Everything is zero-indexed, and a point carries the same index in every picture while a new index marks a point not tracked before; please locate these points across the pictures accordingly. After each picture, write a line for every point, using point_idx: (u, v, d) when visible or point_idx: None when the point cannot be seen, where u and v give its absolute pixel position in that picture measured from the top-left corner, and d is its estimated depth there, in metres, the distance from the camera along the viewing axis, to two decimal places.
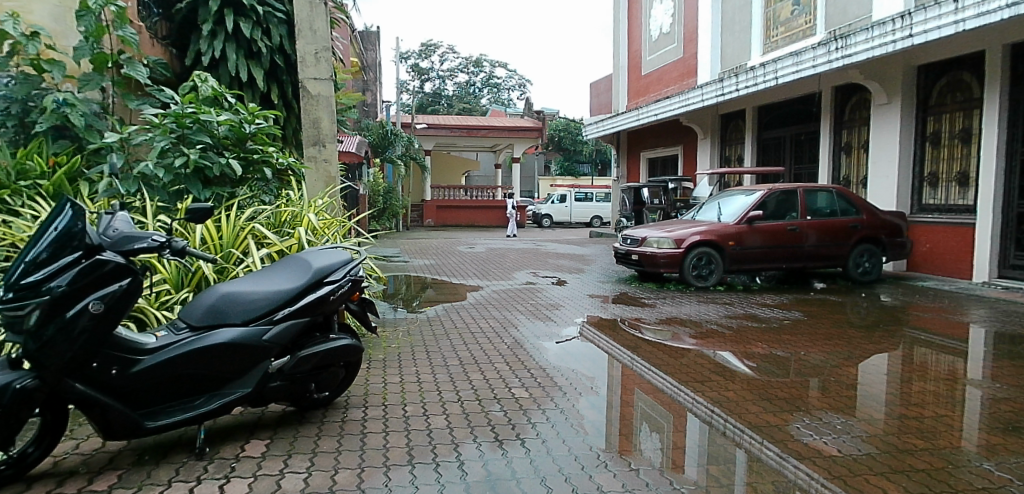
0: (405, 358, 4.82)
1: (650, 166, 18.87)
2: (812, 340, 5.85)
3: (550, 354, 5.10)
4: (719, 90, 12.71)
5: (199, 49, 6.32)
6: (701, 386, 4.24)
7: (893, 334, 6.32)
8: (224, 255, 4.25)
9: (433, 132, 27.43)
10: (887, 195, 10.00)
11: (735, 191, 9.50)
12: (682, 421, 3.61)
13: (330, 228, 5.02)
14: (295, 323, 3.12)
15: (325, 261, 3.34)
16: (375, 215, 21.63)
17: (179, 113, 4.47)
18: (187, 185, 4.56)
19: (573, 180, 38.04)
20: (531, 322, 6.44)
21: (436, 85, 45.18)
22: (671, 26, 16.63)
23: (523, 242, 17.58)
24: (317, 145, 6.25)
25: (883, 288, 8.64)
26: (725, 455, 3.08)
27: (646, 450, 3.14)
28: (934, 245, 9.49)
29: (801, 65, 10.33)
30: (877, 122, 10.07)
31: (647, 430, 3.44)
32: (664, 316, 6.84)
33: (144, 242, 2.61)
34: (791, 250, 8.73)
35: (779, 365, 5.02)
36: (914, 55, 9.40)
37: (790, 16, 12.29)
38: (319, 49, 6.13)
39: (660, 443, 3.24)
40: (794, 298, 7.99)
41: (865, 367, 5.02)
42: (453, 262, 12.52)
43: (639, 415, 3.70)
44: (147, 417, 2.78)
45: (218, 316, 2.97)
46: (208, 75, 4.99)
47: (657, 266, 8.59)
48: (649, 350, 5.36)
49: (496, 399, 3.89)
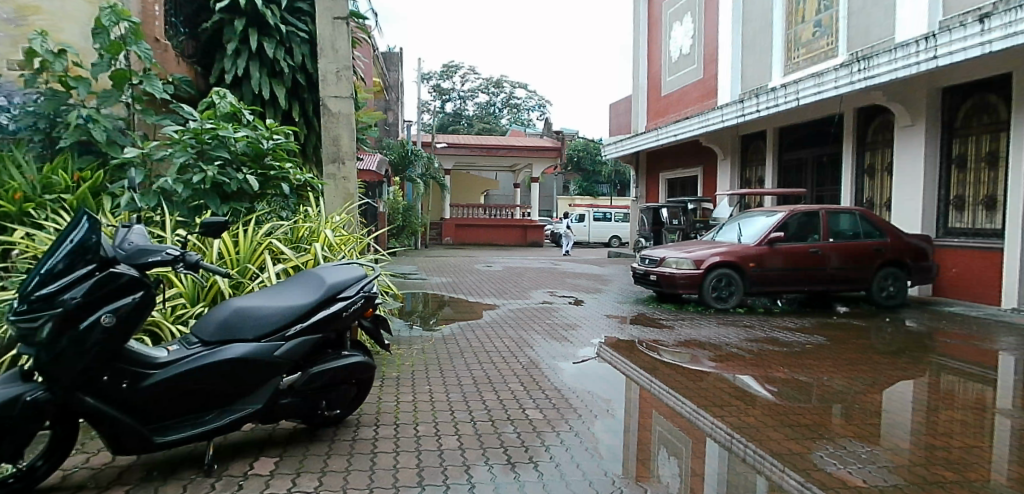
0: (419, 377, 4.78)
1: (670, 187, 18.77)
2: (835, 366, 5.68)
3: (566, 374, 5.02)
4: (740, 111, 12.64)
5: (222, 67, 6.46)
6: (720, 411, 4.12)
7: (920, 360, 6.11)
8: (240, 270, 4.27)
9: (452, 152, 27.67)
10: (912, 218, 9.78)
11: (756, 212, 9.36)
12: (700, 446, 3.50)
13: (347, 245, 5.04)
14: (307, 340, 3.10)
15: (339, 277, 3.33)
16: (394, 233, 21.75)
17: (198, 129, 4.53)
18: (206, 200, 4.61)
19: (592, 200, 38.02)
20: (546, 342, 6.36)
21: (457, 105, 45.70)
22: (691, 48, 16.64)
23: (541, 262, 17.53)
24: (337, 163, 6.32)
25: (909, 314, 8.40)
26: (744, 482, 2.97)
27: (664, 476, 3.05)
28: (962, 270, 9.22)
29: (823, 86, 10.23)
30: (902, 144, 9.89)
31: (665, 455, 3.35)
32: (682, 338, 6.70)
33: (157, 255, 2.63)
34: (814, 273, 8.55)
35: (800, 390, 4.87)
36: (939, 76, 9.24)
37: (811, 37, 12.22)
38: (340, 68, 6.22)
39: (678, 469, 3.15)
40: (816, 321, 7.80)
41: (893, 395, 4.83)
42: (470, 280, 12.50)
43: (655, 438, 3.61)
44: (156, 432, 2.78)
45: (230, 331, 2.97)
46: (226, 91, 5.08)
47: (675, 287, 8.47)
48: (667, 372, 5.24)
49: (509, 420, 3.82)
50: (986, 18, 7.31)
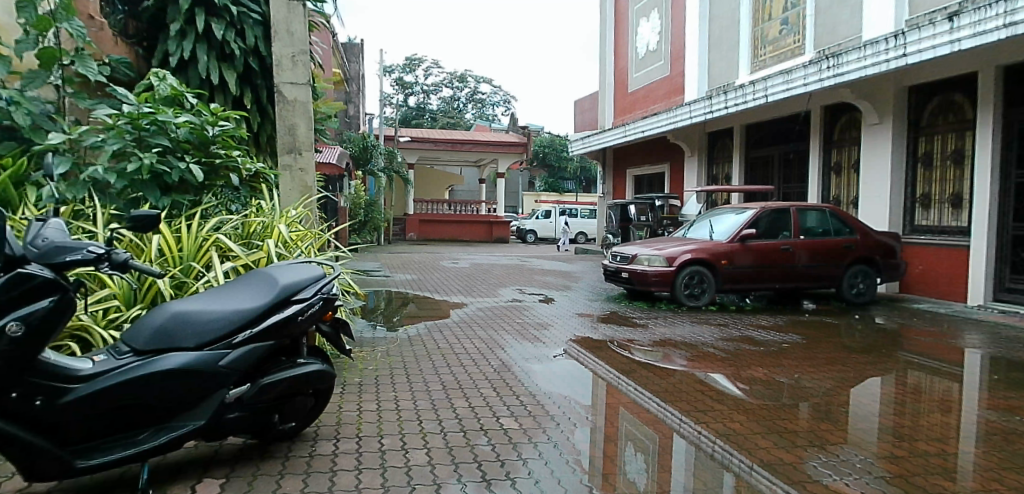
0: (384, 383, 4.44)
1: (637, 183, 18.76)
2: (813, 365, 5.59)
3: (540, 377, 4.77)
4: (708, 108, 12.62)
5: (166, 49, 5.94)
6: (704, 416, 3.92)
7: (892, 358, 6.09)
8: (183, 268, 3.83)
9: (416, 146, 27.10)
10: (878, 215, 9.93)
11: (725, 209, 9.32)
12: (668, 442, 3.49)
13: (303, 241, 4.67)
14: (258, 347, 2.73)
15: (294, 277, 2.95)
16: (356, 228, 21.12)
17: (134, 114, 4.07)
18: (143, 191, 4.14)
19: (558, 196, 38.00)
20: (518, 343, 6.08)
21: (420, 99, 44.95)
22: (658, 44, 16.62)
23: (507, 258, 17.29)
24: (293, 153, 5.90)
25: (878, 311, 8.47)
26: (711, 477, 2.99)
27: (631, 473, 3.00)
28: (928, 267, 9.41)
29: (791, 84, 10.26)
30: (868, 142, 10.01)
31: (631, 451, 3.32)
32: (658, 337, 6.52)
33: (77, 254, 2.20)
34: (784, 270, 8.53)
35: (783, 390, 4.75)
36: (905, 75, 9.40)
37: (778, 35, 12.28)
38: (296, 52, 5.81)
39: (644, 465, 3.12)
40: (789, 319, 7.77)
41: (873, 393, 4.77)
42: (436, 277, 12.13)
43: (622, 434, 3.60)
44: (79, 456, 2.36)
45: (166, 339, 2.56)
46: (167, 72, 4.61)
47: (648, 284, 8.32)
48: (644, 374, 5.04)
49: (482, 430, 3.53)
50: (955, 17, 7.41)
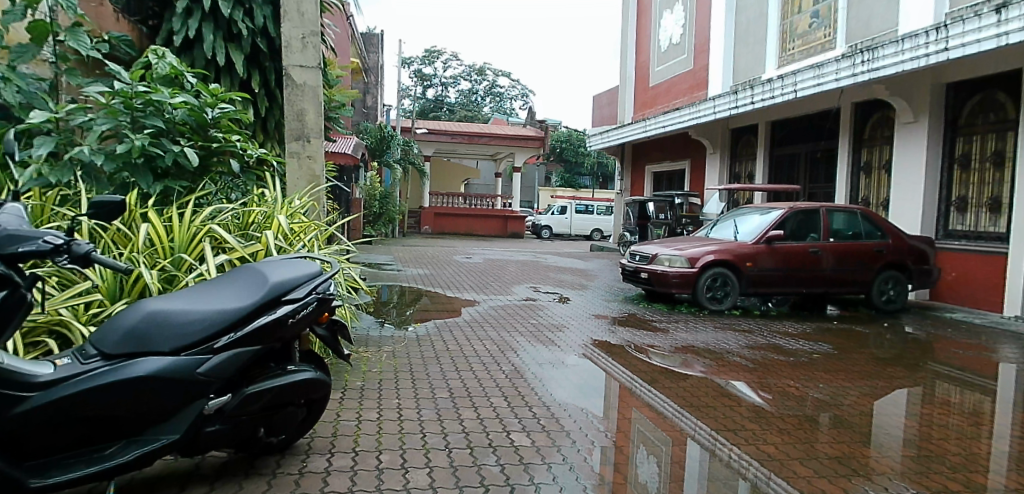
0: (387, 388, 4.16)
1: (655, 180, 18.33)
2: (845, 377, 5.21)
3: (554, 385, 4.47)
4: (733, 103, 12.16)
5: (171, 28, 5.71)
6: (736, 436, 3.58)
7: (928, 371, 5.68)
8: (174, 260, 3.52)
9: (432, 138, 26.83)
10: (911, 218, 9.44)
11: (751, 209, 8.91)
12: (686, 460, 3.22)
13: (306, 233, 4.40)
14: (242, 353, 2.45)
15: (287, 275, 2.66)
16: (370, 220, 20.93)
17: (127, 92, 3.84)
18: (135, 176, 3.90)
19: (574, 192, 37.56)
20: (531, 346, 5.76)
21: (438, 92, 44.70)
22: (681, 37, 16.12)
23: (522, 254, 16.99)
24: (301, 140, 5.65)
25: (910, 319, 8.03)
26: None
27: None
28: (961, 274, 8.93)
29: (823, 78, 9.79)
30: (902, 141, 9.52)
31: (644, 452, 3.30)
32: (679, 343, 6.16)
33: (29, 245, 1.90)
34: (811, 274, 8.11)
35: (813, 404, 4.39)
36: (943, 71, 8.89)
37: (808, 28, 11.78)
38: (306, 33, 5.55)
39: (657, 468, 3.08)
40: (816, 326, 7.37)
41: (911, 411, 4.39)
42: (449, 272, 11.83)
43: (635, 442, 3.44)
44: (34, 474, 2.11)
45: (138, 341, 2.29)
46: (166, 51, 4.36)
47: (668, 286, 7.96)
48: (668, 384, 4.69)
49: (490, 447, 3.21)
50: (1004, 8, 6.92)
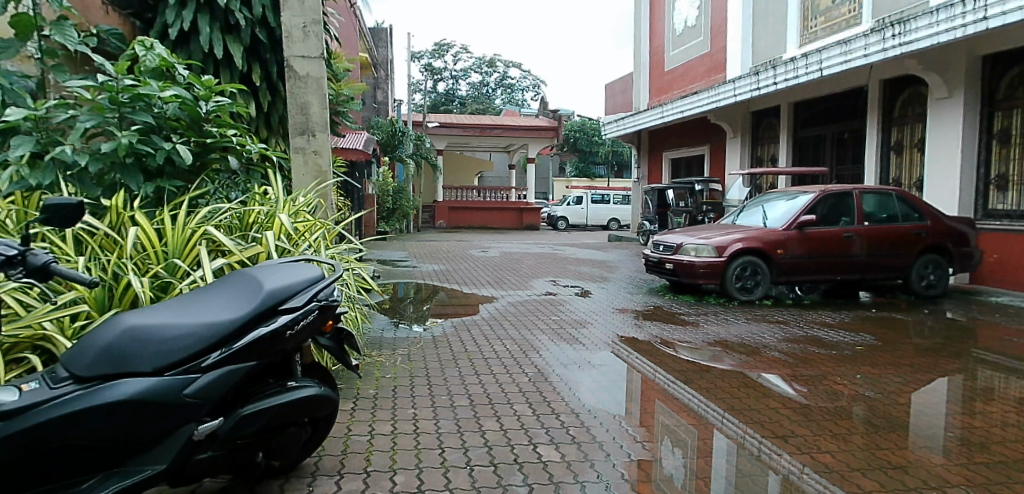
0: (401, 396, 3.89)
1: (674, 167, 17.84)
2: (890, 371, 4.83)
3: (582, 389, 4.15)
4: (754, 84, 11.66)
5: (165, 20, 5.46)
6: (787, 443, 3.22)
7: (981, 361, 5.25)
8: (168, 266, 3.27)
9: (445, 132, 26.51)
10: (947, 198, 8.91)
11: (779, 193, 8.48)
12: (733, 473, 2.87)
13: (311, 232, 4.13)
14: (236, 370, 2.18)
15: (284, 281, 2.37)
16: (384, 216, 20.68)
17: (113, 87, 3.60)
18: (124, 176, 3.66)
19: (589, 181, 37.06)
20: (554, 345, 5.44)
21: (450, 85, 44.38)
22: (697, 19, 15.58)
23: (539, 246, 16.66)
24: (306, 135, 5.39)
25: (952, 305, 7.57)
26: None
27: None
28: (1004, 256, 8.42)
29: (850, 55, 9.27)
30: (936, 118, 8.99)
31: (678, 458, 3.04)
32: (711, 337, 5.81)
33: None
34: (845, 260, 7.68)
35: (860, 403, 4.02)
36: (981, 42, 8.35)
37: (831, 4, 11.23)
38: (307, 22, 5.28)
39: (694, 472, 2.87)
40: (854, 315, 6.96)
41: (969, 407, 4.00)
42: (464, 268, 11.53)
43: (672, 453, 3.10)
44: None
45: (115, 361, 2.02)
46: (154, 42, 4.15)
47: (695, 276, 7.58)
48: (703, 384, 4.35)
49: (516, 463, 2.90)
50: None
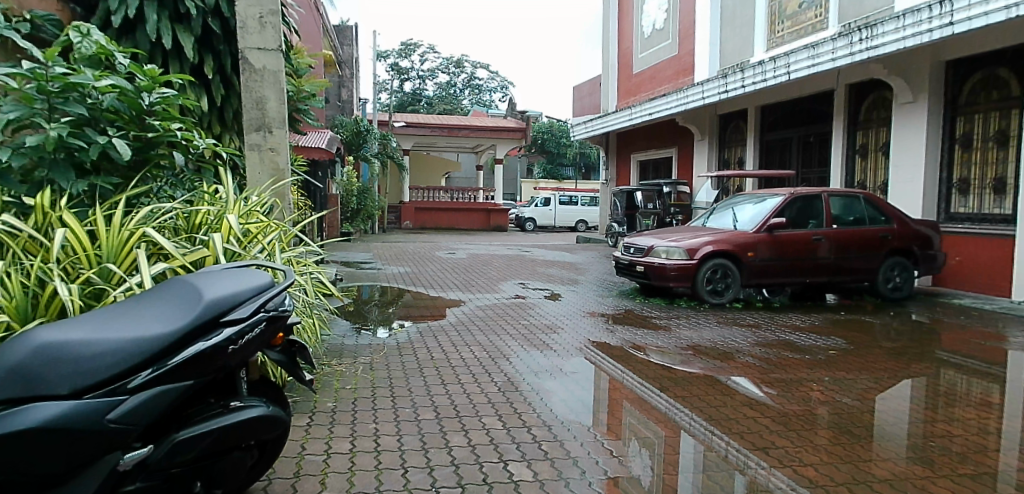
0: (361, 409, 3.65)
1: (642, 169, 17.91)
2: (864, 375, 4.81)
3: (555, 399, 3.98)
4: (722, 87, 11.73)
5: (108, 6, 5.07)
6: (770, 456, 3.12)
7: (950, 363, 5.29)
8: (101, 271, 2.95)
9: (412, 131, 26.10)
10: (911, 201, 9.09)
11: (748, 196, 8.50)
12: (718, 487, 2.73)
13: (265, 234, 3.85)
14: (171, 390, 1.90)
15: (228, 289, 2.09)
16: (349, 217, 20.20)
17: (42, 74, 3.28)
18: (53, 173, 3.33)
19: (558, 183, 37.12)
20: (524, 351, 5.25)
21: (417, 85, 43.88)
22: (666, 22, 15.65)
23: (508, 248, 16.48)
24: (262, 131, 5.09)
25: (917, 307, 7.70)
26: None
27: None
28: (965, 259, 8.64)
29: (817, 59, 9.37)
30: (900, 123, 9.17)
31: (659, 473, 2.88)
32: (684, 341, 5.72)
33: None
34: (813, 262, 7.73)
35: (839, 408, 3.96)
36: (943, 48, 8.55)
37: (797, 9, 11.38)
38: (264, 12, 4.97)
39: (679, 489, 2.70)
40: (824, 318, 6.99)
41: (945, 412, 3.98)
42: (431, 270, 11.26)
43: (653, 468, 2.94)
44: None
45: (25, 384, 1.75)
46: (90, 28, 3.83)
47: (666, 279, 7.52)
48: (681, 392, 4.23)
49: (485, 484, 2.70)
50: None
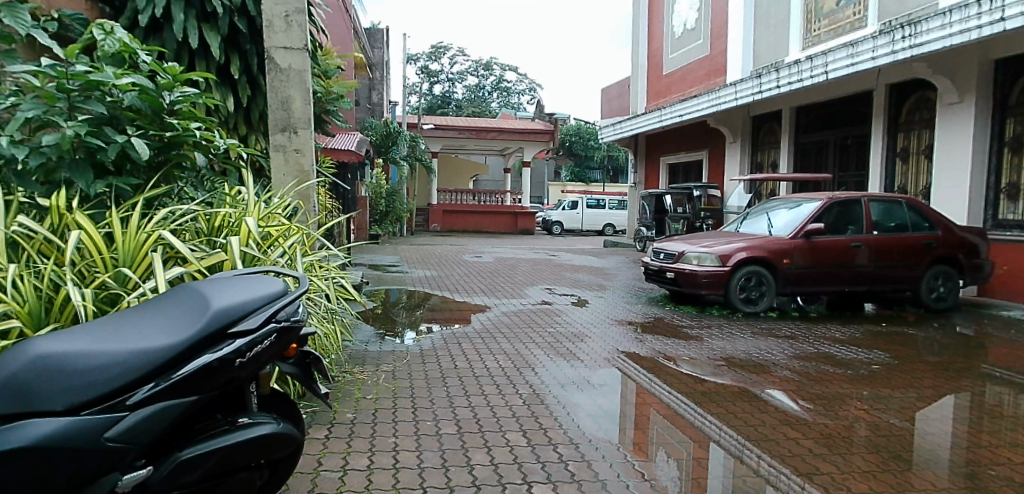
0: (381, 422, 3.53)
1: (671, 172, 17.56)
2: (910, 392, 4.50)
3: (581, 414, 3.80)
4: (756, 88, 11.37)
5: (136, 6, 5.08)
6: (812, 483, 2.89)
7: (1004, 381, 4.92)
8: (116, 275, 2.90)
9: (440, 134, 26.16)
10: (957, 207, 8.63)
11: (784, 200, 8.17)
12: None
13: (285, 238, 3.77)
14: (173, 406, 1.80)
15: (237, 298, 1.99)
16: (377, 219, 20.29)
17: (63, 72, 3.25)
18: (72, 173, 3.30)
19: (585, 186, 36.78)
20: (550, 361, 5.08)
21: (446, 88, 44.09)
22: (697, 22, 15.31)
23: (534, 252, 16.31)
24: (287, 132, 5.05)
25: (964, 319, 7.27)
26: None
27: None
28: (1015, 267, 8.15)
29: (857, 57, 8.98)
30: (945, 124, 8.73)
31: None
32: (717, 353, 5.47)
33: None
34: (853, 270, 7.38)
35: (884, 430, 3.69)
36: (994, 45, 8.10)
37: (835, 6, 10.97)
38: (289, 11, 4.91)
39: None
40: (864, 329, 6.65)
41: (1002, 436, 3.67)
42: (457, 274, 11.16)
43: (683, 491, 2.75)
44: None
45: (22, 398, 1.67)
46: (114, 26, 3.82)
47: (697, 286, 7.26)
48: (712, 407, 4.00)
49: None
50: None
